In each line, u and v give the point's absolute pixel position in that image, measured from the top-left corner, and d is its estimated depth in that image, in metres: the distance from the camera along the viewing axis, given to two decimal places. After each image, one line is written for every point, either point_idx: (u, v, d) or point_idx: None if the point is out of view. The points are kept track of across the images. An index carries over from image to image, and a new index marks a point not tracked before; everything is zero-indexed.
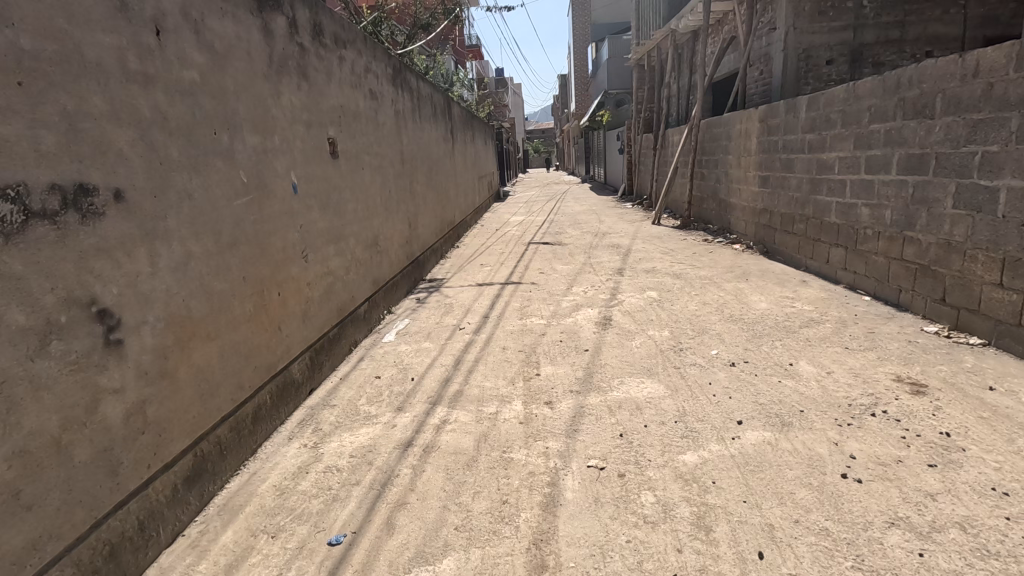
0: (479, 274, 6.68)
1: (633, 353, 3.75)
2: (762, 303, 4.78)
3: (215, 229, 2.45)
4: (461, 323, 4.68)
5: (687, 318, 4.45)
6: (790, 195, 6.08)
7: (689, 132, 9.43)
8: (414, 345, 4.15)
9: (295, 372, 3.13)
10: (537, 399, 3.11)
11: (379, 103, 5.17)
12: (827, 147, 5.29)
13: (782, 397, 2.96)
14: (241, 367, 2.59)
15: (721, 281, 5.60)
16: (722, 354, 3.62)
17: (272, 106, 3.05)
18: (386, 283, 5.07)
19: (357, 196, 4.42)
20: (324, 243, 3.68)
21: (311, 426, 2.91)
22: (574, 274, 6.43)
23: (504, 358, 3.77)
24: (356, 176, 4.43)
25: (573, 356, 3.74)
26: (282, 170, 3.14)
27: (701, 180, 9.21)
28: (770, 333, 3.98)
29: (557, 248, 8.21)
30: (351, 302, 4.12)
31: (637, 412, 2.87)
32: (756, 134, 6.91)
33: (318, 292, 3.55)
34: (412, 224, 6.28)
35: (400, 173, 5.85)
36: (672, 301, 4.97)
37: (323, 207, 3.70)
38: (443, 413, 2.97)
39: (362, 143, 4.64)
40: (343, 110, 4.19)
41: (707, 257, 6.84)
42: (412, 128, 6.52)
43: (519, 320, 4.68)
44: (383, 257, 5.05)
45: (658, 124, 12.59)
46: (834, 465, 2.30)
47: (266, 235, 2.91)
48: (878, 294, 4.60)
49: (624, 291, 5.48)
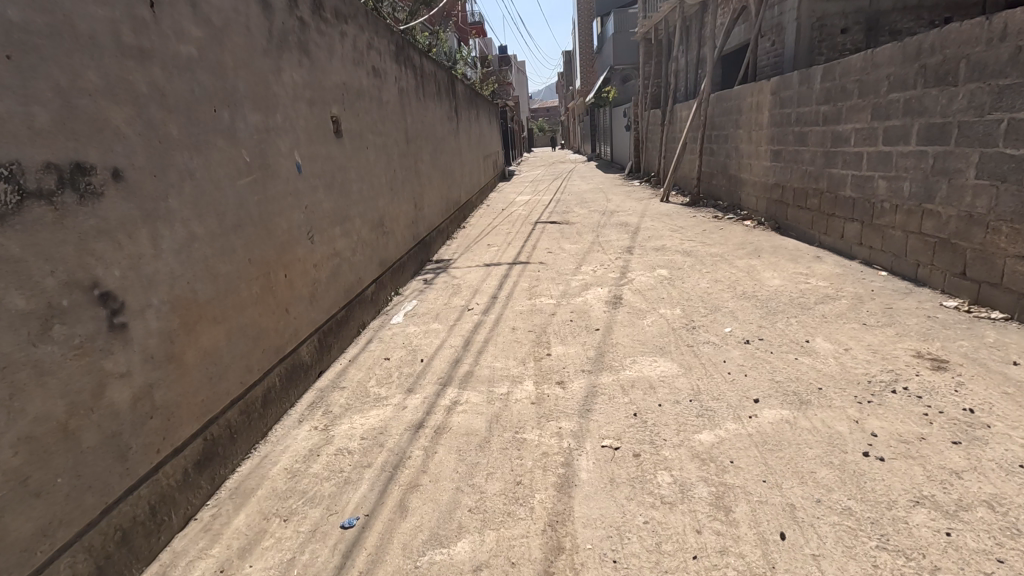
0: (486, 254, 6.61)
1: (645, 331, 3.69)
2: (775, 279, 4.69)
3: (218, 210, 2.39)
4: (469, 304, 4.64)
5: (698, 296, 4.37)
6: (804, 169, 5.94)
7: (698, 106, 9.23)
8: (423, 327, 4.11)
9: (303, 354, 3.09)
10: (549, 379, 3.07)
11: (382, 81, 5.07)
12: (842, 118, 5.14)
13: (799, 375, 2.91)
14: (250, 351, 2.56)
15: (733, 258, 5.51)
16: (735, 332, 3.56)
17: (273, 83, 2.97)
18: (393, 264, 5.02)
19: (363, 176, 4.35)
20: (329, 224, 3.62)
21: (321, 408, 2.89)
22: (583, 253, 6.35)
23: (514, 339, 3.73)
24: (361, 155, 4.35)
25: (584, 336, 3.69)
26: (286, 149, 3.07)
27: (711, 155, 9.05)
28: (784, 310, 3.90)
29: (565, 227, 8.12)
30: (359, 284, 4.08)
31: (651, 392, 2.82)
32: (769, 107, 6.73)
33: (325, 274, 3.50)
34: (418, 204, 6.21)
35: (405, 153, 5.76)
36: (683, 279, 4.89)
37: (328, 187, 3.64)
38: (454, 394, 2.94)
39: (367, 121, 4.55)
40: (347, 88, 4.10)
41: (718, 233, 6.74)
42: (416, 106, 6.40)
43: (529, 300, 4.63)
44: (390, 238, 4.99)
45: (666, 99, 12.34)
46: (855, 444, 2.25)
47: (270, 216, 2.85)
48: (895, 269, 4.49)
49: (634, 269, 5.41)
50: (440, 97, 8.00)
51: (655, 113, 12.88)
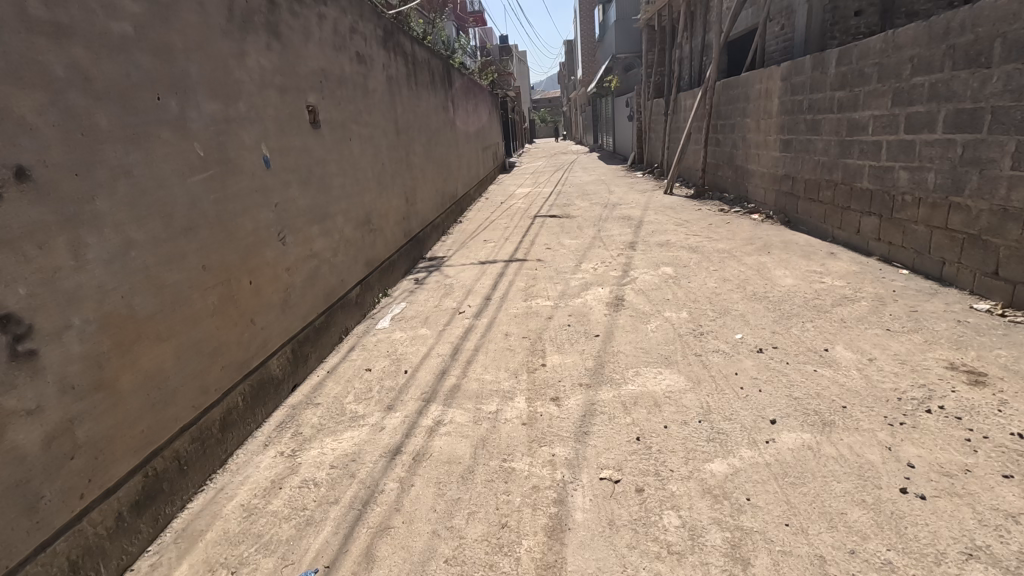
0: (482, 251, 6.31)
1: (648, 339, 3.39)
2: (788, 278, 4.39)
3: (165, 212, 2.10)
4: (461, 306, 4.35)
5: (706, 297, 4.08)
6: (816, 160, 5.62)
7: (704, 94, 8.91)
8: (410, 332, 3.83)
9: (273, 368, 2.82)
10: (543, 395, 2.79)
11: (368, 68, 4.75)
12: (860, 105, 4.81)
13: (819, 390, 2.61)
14: (205, 369, 2.28)
15: (742, 254, 5.20)
16: (747, 339, 3.27)
17: (236, 67, 2.67)
18: (381, 264, 4.73)
19: (345, 170, 4.05)
20: (306, 223, 3.33)
21: (290, 429, 2.62)
22: (583, 249, 6.05)
23: (506, 347, 3.44)
24: (344, 148, 4.05)
25: (582, 343, 3.40)
26: (252, 141, 2.78)
27: (716, 145, 8.71)
28: (800, 313, 3.61)
29: (565, 221, 7.81)
30: (341, 287, 3.79)
31: (656, 410, 2.54)
32: (779, 94, 6.39)
33: (301, 278, 3.22)
34: (411, 199, 5.91)
35: (394, 145, 5.45)
36: (689, 278, 4.60)
37: (304, 182, 3.34)
38: (438, 413, 2.66)
39: (350, 111, 4.24)
40: (326, 75, 3.79)
41: (724, 228, 6.43)
42: (407, 95, 6.08)
43: (525, 302, 4.34)
44: (378, 236, 4.70)
45: (670, 88, 11.96)
46: (890, 477, 1.96)
47: (232, 216, 2.56)
48: (917, 267, 4.19)
49: (637, 266, 5.11)
50: (434, 86, 7.67)
51: (658, 102, 12.48)
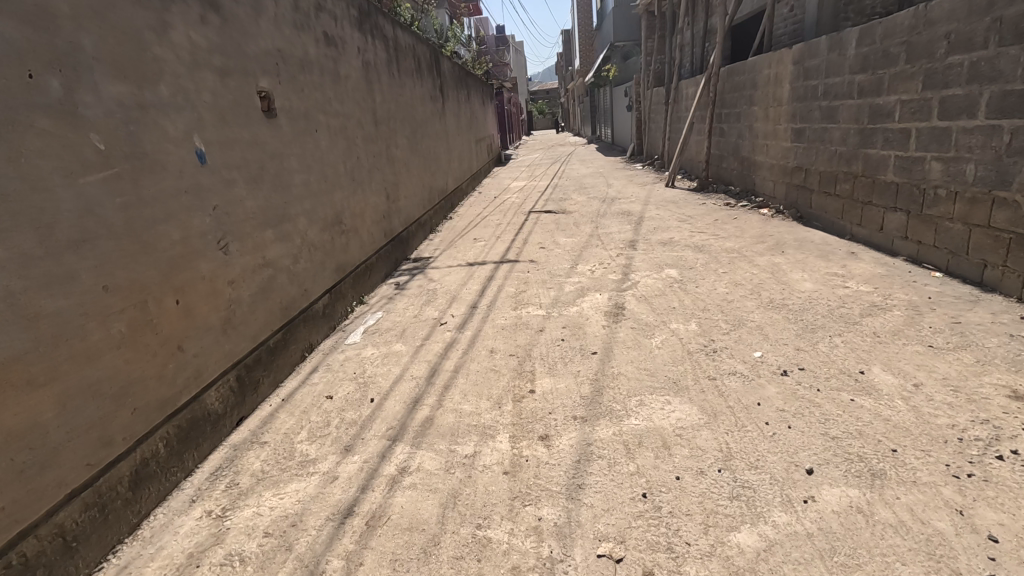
0: (471, 251, 5.85)
1: (654, 358, 2.95)
2: (806, 282, 3.95)
3: (41, 222, 1.66)
4: (443, 316, 3.90)
5: (716, 306, 3.64)
6: (833, 150, 5.16)
7: (708, 82, 8.45)
8: (383, 349, 3.38)
9: (210, 402, 2.37)
10: (530, 432, 2.34)
11: (339, 51, 4.28)
12: (884, 89, 4.36)
13: (861, 427, 2.18)
14: (109, 416, 1.84)
15: (753, 254, 4.76)
16: (769, 358, 2.83)
17: (156, 43, 2.21)
18: (355, 268, 4.27)
19: (310, 166, 3.60)
20: (256, 227, 2.87)
21: (225, 479, 2.18)
22: (580, 248, 5.60)
23: (490, 367, 3.00)
24: (308, 141, 3.59)
25: (578, 363, 2.96)
26: (180, 132, 2.32)
27: (721, 136, 8.24)
28: (826, 325, 3.17)
29: (561, 217, 7.36)
30: (303, 299, 3.34)
31: (665, 454, 2.10)
32: (790, 80, 5.92)
33: (250, 292, 2.77)
34: (392, 195, 5.44)
35: (372, 137, 4.99)
36: (696, 282, 4.16)
37: (254, 180, 2.88)
38: (404, 457, 2.22)
39: (316, 98, 3.77)
40: (283, 57, 3.33)
41: (732, 224, 5.97)
42: (388, 83, 5.60)
43: (514, 311, 3.88)
44: (351, 238, 4.25)
45: (671, 76, 11.47)
46: (970, 558, 1.53)
47: (151, 223, 2.11)
48: (952, 269, 3.75)
49: (638, 268, 4.67)
50: (420, 73, 7.17)
51: (659, 91, 11.97)
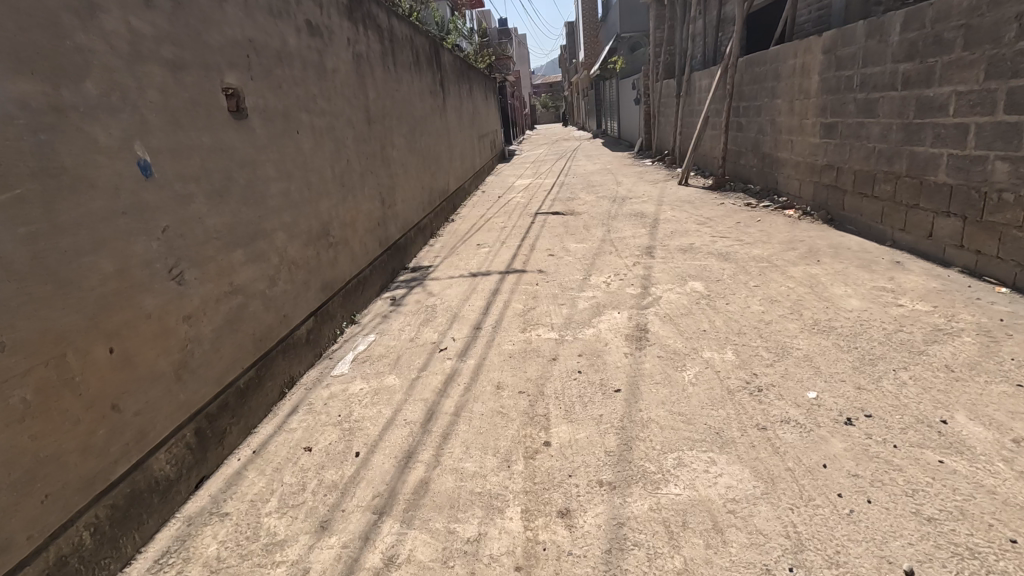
0: (474, 259, 5.41)
1: (689, 399, 2.52)
2: (852, 298, 3.50)
3: None
4: (443, 340, 3.47)
5: (753, 329, 3.20)
6: (870, 147, 4.70)
7: (725, 73, 7.96)
8: (373, 383, 2.95)
9: (158, 468, 1.96)
10: (546, 503, 1.91)
11: (325, 42, 3.83)
12: (935, 80, 3.89)
13: (962, 504, 1.74)
14: (6, 513, 1.42)
15: (785, 264, 4.30)
16: (827, 400, 2.38)
17: (80, 30, 1.78)
18: (345, 285, 3.84)
19: (290, 173, 3.16)
20: (221, 249, 2.44)
21: (172, 569, 1.77)
22: (592, 256, 5.15)
23: (497, 409, 2.56)
24: (288, 145, 3.16)
25: (600, 405, 2.53)
26: (115, 139, 1.89)
27: (739, 131, 7.76)
28: (886, 356, 2.73)
29: (570, 219, 6.90)
30: (281, 327, 2.91)
31: (719, 543, 1.67)
32: (820, 70, 5.44)
33: (213, 327, 2.35)
34: (387, 200, 5.00)
35: (365, 138, 4.54)
36: (726, 299, 3.71)
37: (217, 193, 2.45)
38: (391, 541, 1.80)
39: (297, 94, 3.33)
40: (256, 49, 2.89)
41: (756, 228, 5.52)
42: (382, 77, 5.16)
43: (522, 334, 3.45)
44: (340, 251, 3.82)
45: (682, 67, 10.97)
46: None
47: (72, 255, 1.69)
48: (1021, 284, 3.30)
49: (659, 281, 4.22)
50: (419, 67, 6.72)
51: (669, 83, 11.47)
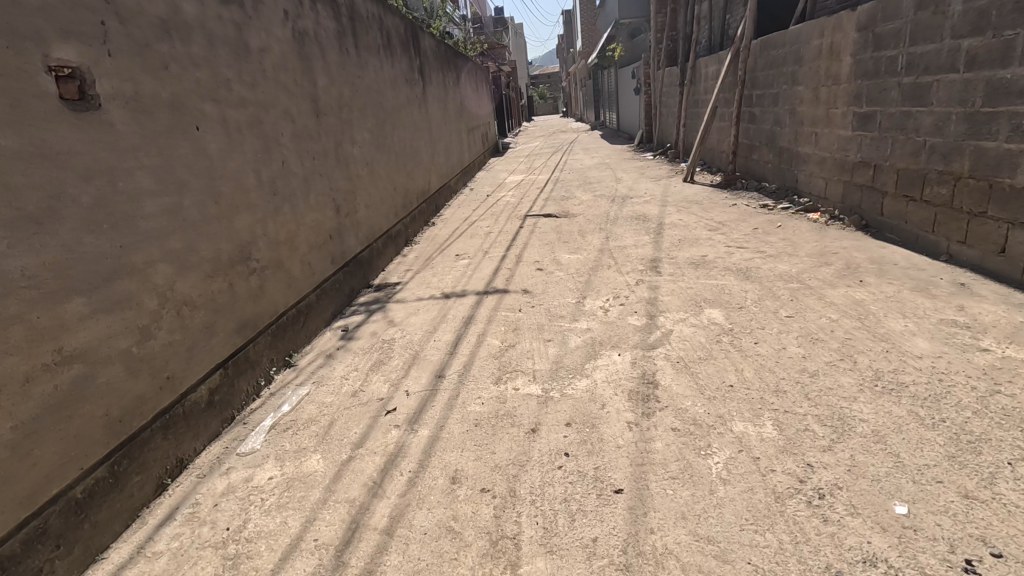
0: (450, 274, 4.63)
1: (720, 512, 1.75)
2: (919, 338, 2.73)
3: None
4: (393, 395, 2.69)
5: (795, 385, 2.44)
6: (919, 141, 3.92)
7: (736, 57, 7.17)
8: (288, 469, 2.18)
9: None
10: None
11: (248, 12, 3.03)
12: (1014, 58, 3.12)
13: None
14: None
15: (821, 285, 3.55)
16: (926, 522, 1.62)
17: None
18: (275, 321, 3.05)
19: (182, 183, 2.38)
20: (38, 301, 1.67)
21: None
22: (587, 270, 4.39)
23: (447, 523, 1.81)
24: (179, 145, 2.37)
25: (593, 521, 1.76)
26: None
27: (752, 122, 6.96)
28: (992, 437, 1.96)
29: (564, 223, 6.12)
30: (162, 396, 2.14)
31: None
32: (853, 50, 4.65)
33: (19, 422, 1.58)
34: (345, 207, 4.22)
35: (311, 133, 3.75)
36: (753, 335, 2.96)
37: (32, 220, 1.68)
38: None
39: (198, 77, 2.54)
40: (119, 14, 2.11)
41: (778, 235, 4.75)
42: (338, 60, 4.35)
43: (495, 387, 2.68)
44: (269, 277, 3.04)
45: (687, 52, 10.14)
46: None
47: None
48: None
49: (667, 307, 3.46)
50: (390, 51, 5.91)
51: (672, 70, 10.63)
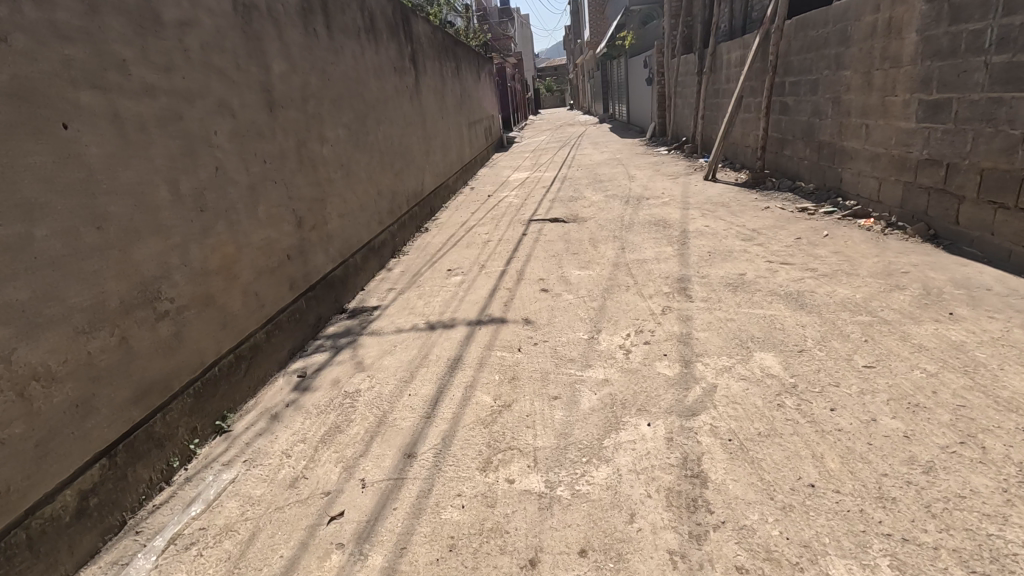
0: (439, 296, 3.91)
1: None
2: None
3: None
4: (343, 488, 1.98)
5: (907, 490, 1.70)
6: (1014, 135, 3.17)
7: (766, 41, 6.38)
8: None
9: None
10: None
11: None
12: None
13: None
14: None
15: (899, 319, 2.80)
16: None
17: None
18: (198, 377, 2.34)
19: (32, 205, 1.67)
20: None
21: None
22: (600, 292, 3.67)
23: None
24: (28, 152, 1.67)
25: None
26: None
27: (784, 114, 6.17)
28: None
29: (572, 230, 5.38)
30: None
31: None
32: (921, 25, 3.86)
33: None
34: (309, 219, 3.50)
35: (261, 130, 3.03)
36: (825, 396, 2.22)
37: None
38: None
39: (66, 56, 1.83)
40: None
41: (828, 248, 3.99)
42: (301, 41, 3.61)
43: (481, 478, 1.96)
44: (190, 320, 2.33)
45: (706, 37, 9.33)
46: None
47: None
48: None
49: (704, 348, 2.74)
50: (374, 34, 5.17)
51: (689, 58, 9.82)
